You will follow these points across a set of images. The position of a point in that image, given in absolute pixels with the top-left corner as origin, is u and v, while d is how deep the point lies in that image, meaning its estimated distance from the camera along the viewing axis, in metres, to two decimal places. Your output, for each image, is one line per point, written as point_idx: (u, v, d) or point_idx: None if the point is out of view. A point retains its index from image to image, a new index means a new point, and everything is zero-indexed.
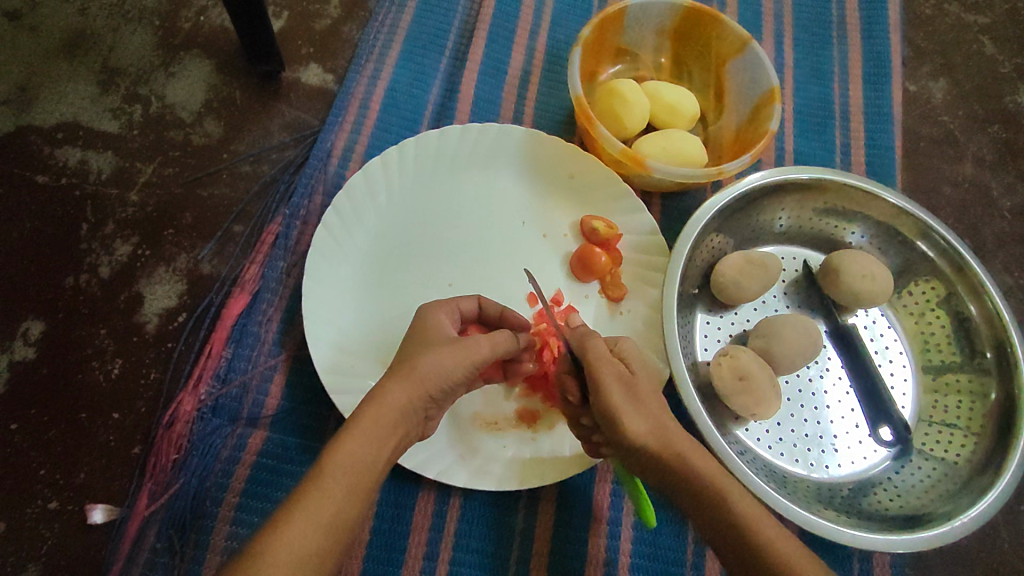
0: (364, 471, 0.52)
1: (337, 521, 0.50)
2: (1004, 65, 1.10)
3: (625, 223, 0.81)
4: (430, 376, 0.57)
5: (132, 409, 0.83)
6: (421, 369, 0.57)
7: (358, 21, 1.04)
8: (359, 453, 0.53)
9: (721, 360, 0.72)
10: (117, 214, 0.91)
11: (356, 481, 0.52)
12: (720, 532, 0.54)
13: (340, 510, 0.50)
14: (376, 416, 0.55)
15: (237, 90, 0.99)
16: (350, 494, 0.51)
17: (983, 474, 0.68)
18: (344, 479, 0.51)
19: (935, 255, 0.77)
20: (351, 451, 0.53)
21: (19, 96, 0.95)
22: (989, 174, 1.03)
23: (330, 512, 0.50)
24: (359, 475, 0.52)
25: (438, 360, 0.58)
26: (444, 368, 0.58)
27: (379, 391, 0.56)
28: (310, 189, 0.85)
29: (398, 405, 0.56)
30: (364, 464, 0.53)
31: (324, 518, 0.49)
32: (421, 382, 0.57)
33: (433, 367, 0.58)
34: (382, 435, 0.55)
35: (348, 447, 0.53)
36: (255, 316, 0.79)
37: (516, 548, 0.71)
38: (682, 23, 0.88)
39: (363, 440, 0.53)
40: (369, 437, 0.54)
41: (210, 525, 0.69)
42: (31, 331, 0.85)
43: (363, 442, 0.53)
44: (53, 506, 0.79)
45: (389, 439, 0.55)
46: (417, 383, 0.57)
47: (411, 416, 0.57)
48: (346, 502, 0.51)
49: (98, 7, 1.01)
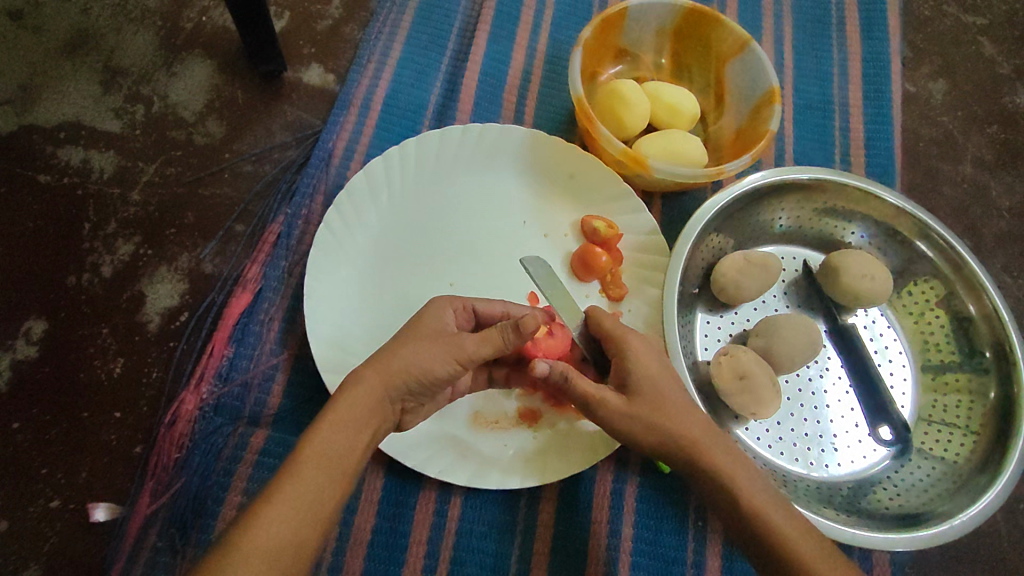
0: (341, 458, 0.53)
1: (319, 510, 0.50)
2: (1003, 66, 1.11)
3: (625, 223, 0.81)
4: (405, 366, 0.58)
5: (134, 408, 0.83)
6: (394, 360, 0.58)
7: (359, 21, 1.04)
8: (334, 440, 0.53)
9: (721, 360, 0.72)
10: (119, 213, 0.91)
11: (334, 467, 0.52)
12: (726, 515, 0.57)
13: (319, 497, 0.50)
14: (351, 405, 0.55)
15: (238, 90, 0.99)
16: (329, 479, 0.51)
17: (983, 473, 0.69)
18: (320, 466, 0.52)
19: (934, 255, 0.78)
20: (329, 438, 0.53)
21: (22, 95, 0.95)
22: (989, 174, 1.03)
23: (309, 499, 0.50)
24: (336, 462, 0.52)
25: (413, 351, 0.58)
26: (422, 361, 0.58)
27: (352, 380, 0.57)
28: (311, 189, 0.85)
29: (372, 393, 0.56)
30: (340, 450, 0.53)
31: (303, 504, 0.50)
32: (396, 373, 0.57)
33: (408, 358, 0.58)
34: (359, 420, 0.55)
35: (324, 434, 0.53)
36: (257, 315, 0.79)
37: (516, 547, 0.71)
38: (682, 24, 0.88)
39: (339, 428, 0.54)
40: (345, 424, 0.54)
41: (211, 523, 0.70)
42: (33, 330, 0.86)
43: (340, 428, 0.54)
44: (55, 505, 0.79)
45: (366, 425, 0.55)
46: (391, 374, 0.57)
47: (384, 405, 0.57)
48: (326, 490, 0.51)
49: (100, 7, 1.01)
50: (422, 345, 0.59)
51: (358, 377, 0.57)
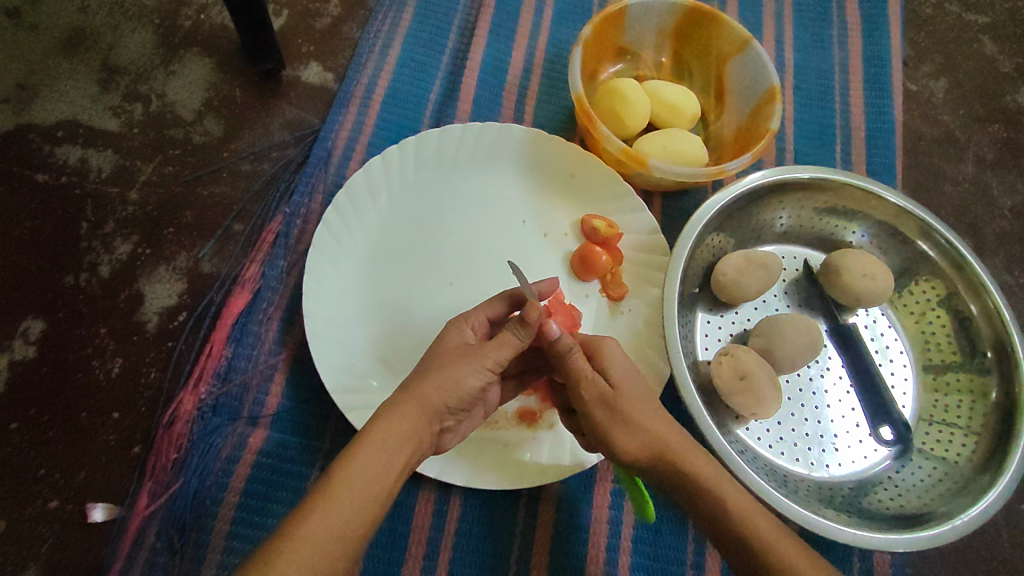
0: (376, 482, 0.52)
1: (346, 530, 0.49)
2: (1004, 65, 1.10)
3: (624, 222, 0.81)
4: (432, 379, 0.58)
5: (132, 408, 0.83)
6: (427, 383, 0.57)
7: (358, 20, 1.04)
8: (369, 464, 0.53)
9: (722, 360, 0.72)
10: (117, 213, 0.91)
11: (367, 491, 0.52)
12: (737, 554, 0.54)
13: (350, 519, 0.50)
14: (388, 428, 0.55)
15: (237, 89, 0.98)
16: (363, 502, 0.51)
17: (984, 473, 0.69)
18: (354, 489, 0.51)
19: (936, 254, 0.77)
20: (363, 461, 0.52)
21: (19, 94, 0.95)
22: (989, 173, 1.03)
23: (340, 521, 0.49)
24: (369, 486, 0.52)
25: (447, 369, 0.59)
26: (454, 379, 0.58)
27: (389, 403, 0.56)
28: (310, 188, 0.85)
29: (408, 417, 0.56)
30: (374, 474, 0.52)
31: (335, 527, 0.49)
32: (432, 397, 0.57)
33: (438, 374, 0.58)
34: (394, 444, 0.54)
35: (360, 457, 0.53)
36: (256, 315, 0.79)
37: (516, 547, 0.71)
38: (683, 22, 0.88)
39: (375, 451, 0.53)
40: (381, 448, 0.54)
41: (211, 525, 0.70)
42: (31, 330, 0.85)
43: (376, 451, 0.53)
44: (52, 505, 0.78)
45: (403, 448, 0.55)
46: (425, 397, 0.57)
47: (422, 428, 0.57)
48: (359, 512, 0.51)
49: (98, 5, 1.01)
50: (449, 362, 0.59)
51: (396, 402, 0.56)
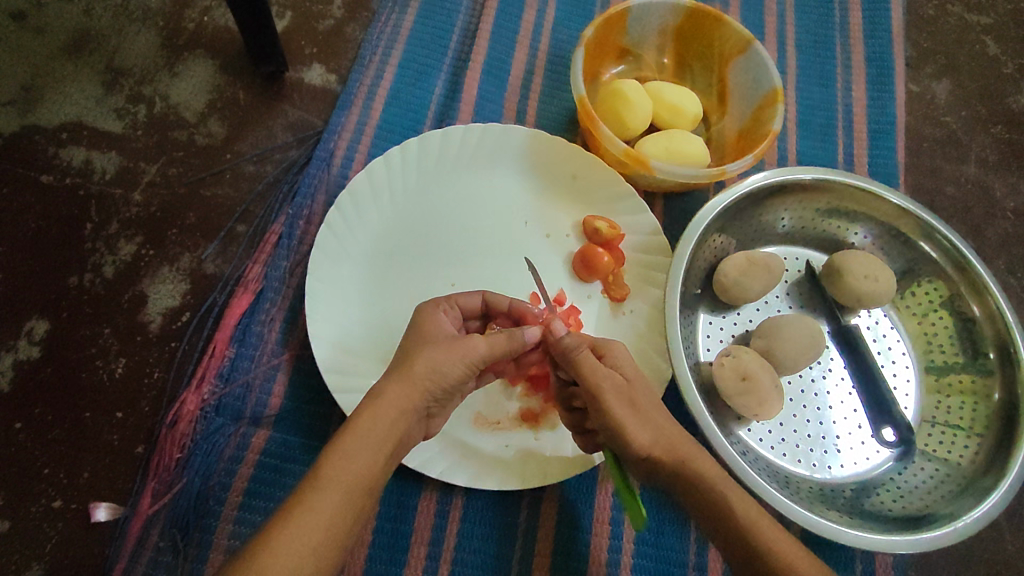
0: (362, 475, 0.52)
1: (338, 524, 0.49)
2: (1007, 66, 1.10)
3: (626, 223, 0.81)
4: (432, 373, 0.58)
5: (136, 408, 0.83)
6: (416, 369, 0.58)
7: (361, 21, 1.04)
8: (355, 454, 0.53)
9: (723, 361, 0.72)
10: (120, 214, 0.92)
11: (357, 482, 0.52)
12: (731, 544, 0.54)
13: (343, 512, 0.50)
14: (373, 417, 0.55)
15: (240, 90, 0.99)
16: (353, 492, 0.51)
17: (988, 475, 0.68)
18: (341, 480, 0.51)
19: (938, 255, 0.77)
20: (349, 453, 0.53)
21: (25, 96, 0.96)
22: (993, 174, 1.03)
23: (330, 516, 0.49)
24: (357, 476, 0.52)
25: (436, 358, 0.59)
26: (439, 365, 0.58)
27: (376, 391, 0.57)
28: (312, 189, 0.85)
29: (395, 406, 0.56)
30: (362, 464, 0.52)
31: (325, 517, 0.49)
32: (421, 382, 0.57)
33: (431, 371, 0.58)
34: (380, 433, 0.55)
35: (346, 448, 0.53)
36: (258, 316, 0.79)
37: (518, 547, 0.71)
38: (685, 24, 0.88)
39: (359, 441, 0.53)
40: (367, 438, 0.54)
41: (214, 524, 0.70)
42: (35, 330, 0.86)
43: (360, 440, 0.53)
44: (56, 504, 0.79)
45: (392, 433, 0.55)
46: (417, 392, 0.57)
47: (409, 415, 0.57)
48: (349, 505, 0.51)
49: (103, 8, 1.01)
50: (435, 349, 0.59)
51: (379, 393, 0.57)
